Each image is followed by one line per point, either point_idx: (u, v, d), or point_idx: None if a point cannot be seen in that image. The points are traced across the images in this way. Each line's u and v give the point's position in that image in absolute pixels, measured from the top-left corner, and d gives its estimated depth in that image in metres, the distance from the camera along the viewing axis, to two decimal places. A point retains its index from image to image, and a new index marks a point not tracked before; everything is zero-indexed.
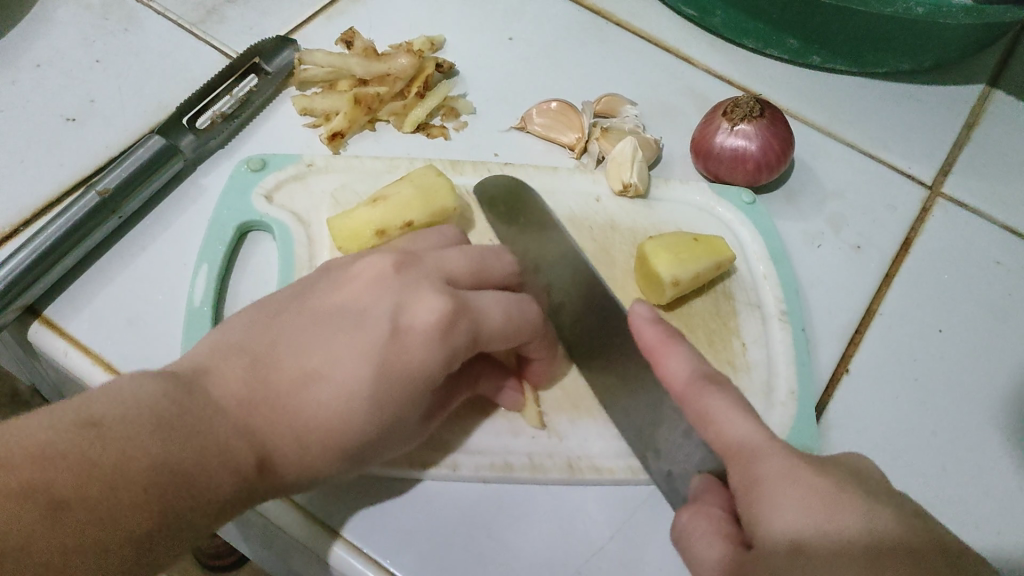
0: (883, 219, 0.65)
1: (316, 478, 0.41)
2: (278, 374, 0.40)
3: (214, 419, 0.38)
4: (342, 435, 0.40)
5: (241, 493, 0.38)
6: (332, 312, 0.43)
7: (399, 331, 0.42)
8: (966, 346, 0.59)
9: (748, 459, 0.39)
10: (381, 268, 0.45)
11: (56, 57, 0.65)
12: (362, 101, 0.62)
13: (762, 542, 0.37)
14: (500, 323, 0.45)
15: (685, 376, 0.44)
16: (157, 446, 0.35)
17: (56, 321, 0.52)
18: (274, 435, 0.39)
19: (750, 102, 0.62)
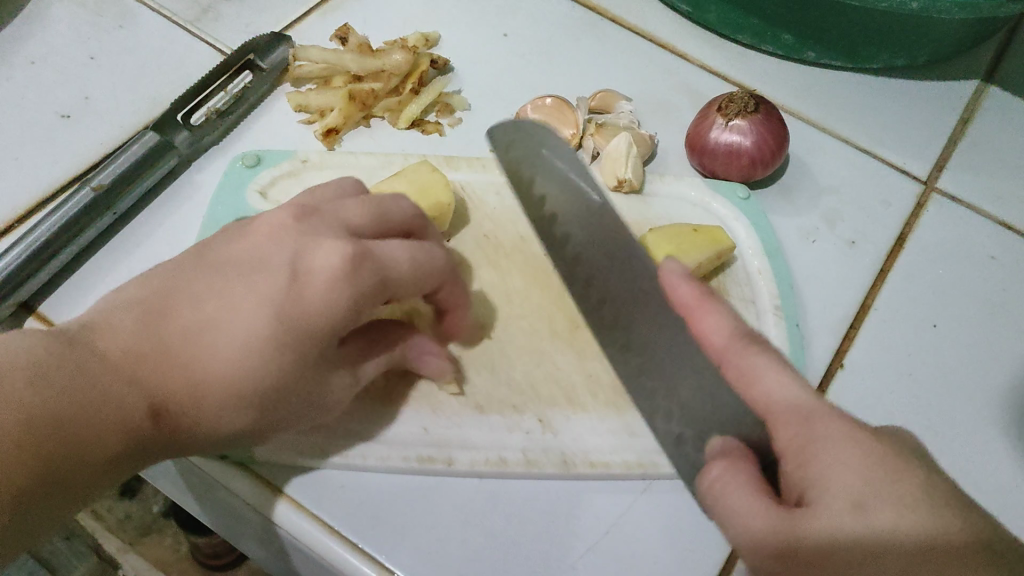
0: (878, 214, 0.65)
1: (219, 428, 0.40)
2: (175, 326, 0.40)
3: (99, 371, 0.37)
4: (241, 385, 0.40)
5: (135, 443, 0.38)
6: (229, 263, 0.43)
7: (298, 277, 0.41)
8: (961, 340, 0.59)
9: (807, 418, 0.36)
10: (280, 221, 0.44)
11: (51, 53, 0.65)
12: (356, 97, 0.62)
13: (821, 497, 0.33)
14: (406, 265, 0.43)
15: (726, 334, 0.40)
16: (39, 401, 0.35)
17: (50, 317, 0.52)
18: (165, 384, 0.39)
19: (744, 98, 0.62)
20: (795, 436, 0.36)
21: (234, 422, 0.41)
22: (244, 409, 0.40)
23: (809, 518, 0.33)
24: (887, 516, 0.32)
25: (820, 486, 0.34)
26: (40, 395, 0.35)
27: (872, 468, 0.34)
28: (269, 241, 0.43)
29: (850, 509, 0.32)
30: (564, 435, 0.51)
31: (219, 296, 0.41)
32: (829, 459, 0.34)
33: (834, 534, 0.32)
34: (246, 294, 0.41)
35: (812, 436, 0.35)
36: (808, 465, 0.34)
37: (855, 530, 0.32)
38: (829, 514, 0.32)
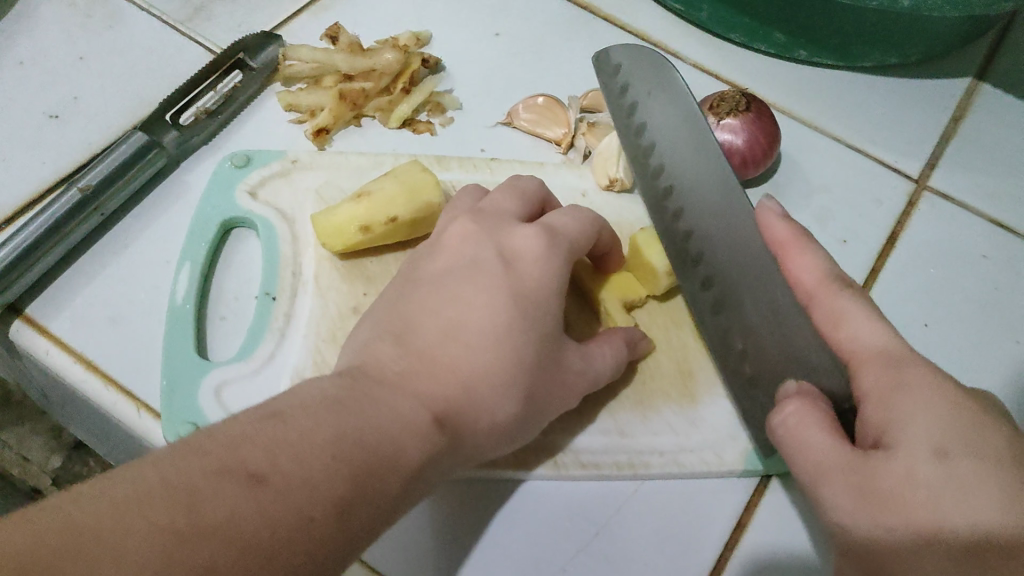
0: (870, 213, 0.65)
1: (496, 420, 0.43)
2: (424, 338, 0.44)
3: (314, 407, 0.38)
4: (505, 373, 0.43)
5: (440, 446, 0.41)
6: (441, 275, 0.47)
7: (511, 263, 0.47)
8: (953, 339, 0.59)
9: (897, 370, 0.42)
10: (465, 229, 0.49)
11: (39, 54, 0.64)
12: (346, 97, 0.62)
13: (909, 442, 0.39)
14: (578, 223, 0.49)
15: (815, 277, 0.47)
16: (337, 419, 0.38)
17: (38, 320, 0.52)
18: (401, 405, 0.40)
19: (736, 97, 0.62)
20: (885, 380, 0.41)
21: (511, 413, 0.43)
22: (513, 395, 0.43)
23: (890, 458, 0.39)
24: (966, 460, 0.38)
25: (904, 430, 0.39)
26: (277, 423, 0.37)
27: (959, 416, 0.40)
28: (456, 250, 0.48)
29: (935, 455, 0.38)
30: (554, 435, 0.50)
31: (436, 308, 0.45)
32: (921, 413, 0.40)
33: (911, 471, 0.38)
34: (479, 294, 0.45)
35: (908, 388, 0.41)
36: (889, 414, 0.40)
37: (938, 471, 0.38)
38: (911, 455, 0.38)
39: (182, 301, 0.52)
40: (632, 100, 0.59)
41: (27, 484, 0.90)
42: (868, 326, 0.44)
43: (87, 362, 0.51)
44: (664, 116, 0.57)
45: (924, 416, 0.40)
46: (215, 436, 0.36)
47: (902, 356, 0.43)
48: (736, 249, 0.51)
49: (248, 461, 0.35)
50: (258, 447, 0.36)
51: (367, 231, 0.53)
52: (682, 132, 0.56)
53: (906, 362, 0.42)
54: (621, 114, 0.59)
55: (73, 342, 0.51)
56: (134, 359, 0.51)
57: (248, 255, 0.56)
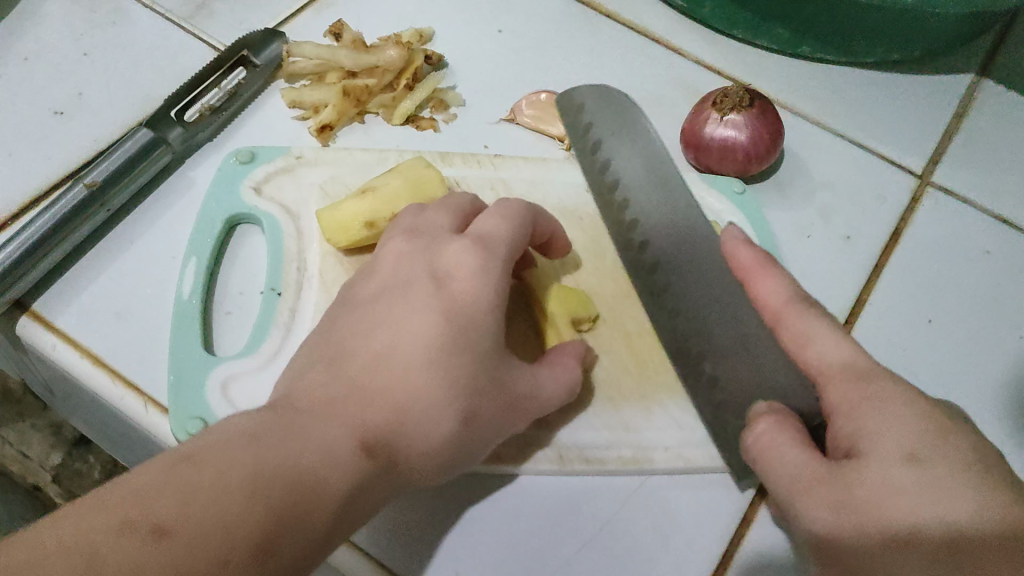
0: (873, 209, 0.65)
1: (430, 441, 0.42)
2: (351, 366, 0.43)
3: (229, 440, 0.37)
4: (442, 388, 0.42)
5: (365, 471, 0.39)
6: (371, 299, 0.47)
7: (440, 278, 0.46)
8: (956, 335, 0.59)
9: (860, 381, 0.42)
10: (399, 248, 0.48)
11: (43, 50, 0.65)
12: (350, 93, 0.62)
13: (879, 450, 0.39)
14: (510, 229, 0.48)
15: (781, 299, 0.47)
16: (250, 454, 0.37)
17: (44, 315, 0.52)
18: (325, 432, 0.39)
19: (740, 92, 0.62)
20: (851, 394, 0.41)
21: (447, 432, 0.42)
22: (448, 414, 0.42)
23: (862, 467, 0.38)
24: (937, 464, 0.38)
25: (874, 439, 0.39)
26: (189, 467, 0.36)
27: (926, 424, 0.40)
28: (392, 272, 0.47)
29: (908, 460, 0.38)
30: (559, 430, 0.50)
31: (363, 336, 0.44)
32: (891, 421, 0.40)
33: (887, 477, 0.38)
34: (409, 316, 0.44)
35: (877, 398, 0.41)
36: (860, 423, 0.40)
37: (913, 476, 0.38)
38: (883, 462, 0.38)
39: (188, 297, 0.52)
40: (594, 134, 0.58)
41: (27, 481, 0.91)
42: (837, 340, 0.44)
43: (94, 356, 0.51)
44: (625, 153, 0.57)
45: (896, 425, 0.40)
46: (127, 486, 0.35)
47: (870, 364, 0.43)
48: (700, 274, 0.52)
49: (159, 511, 0.34)
50: (176, 494, 0.34)
51: (372, 226, 0.53)
52: (644, 168, 0.56)
53: (875, 372, 0.42)
54: (584, 150, 0.59)
55: (79, 337, 0.51)
56: (141, 354, 0.51)
57: (253, 251, 0.57)
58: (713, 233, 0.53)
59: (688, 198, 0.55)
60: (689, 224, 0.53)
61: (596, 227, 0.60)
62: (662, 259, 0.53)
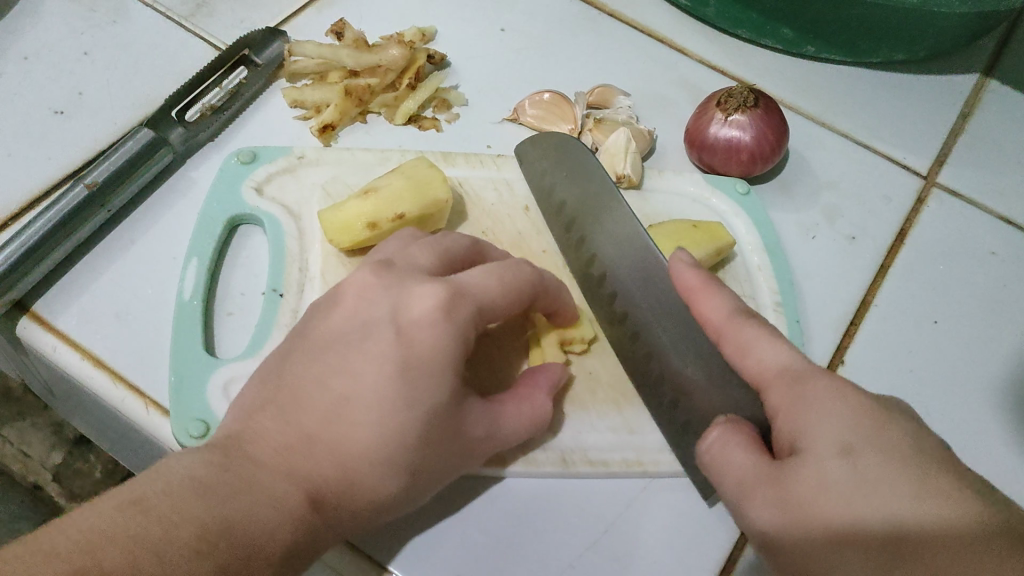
0: (878, 210, 0.65)
1: (383, 494, 0.41)
2: (304, 413, 0.41)
3: (173, 491, 0.37)
4: (393, 445, 0.40)
5: (315, 525, 0.39)
6: (335, 339, 0.44)
7: (403, 329, 0.42)
8: (962, 336, 0.59)
9: (795, 380, 0.41)
10: (365, 280, 0.45)
11: (44, 49, 0.64)
12: (352, 92, 0.62)
13: (814, 449, 0.38)
14: (498, 290, 0.45)
15: (723, 313, 0.45)
16: (200, 508, 0.37)
17: (44, 316, 0.52)
18: (268, 488, 0.39)
19: (744, 93, 0.61)
20: (788, 395, 0.40)
21: (399, 485, 0.41)
22: (403, 470, 0.41)
23: (799, 468, 0.38)
24: (874, 458, 0.37)
25: (811, 438, 0.38)
26: (139, 516, 0.36)
27: (865, 417, 0.39)
28: (358, 311, 0.44)
29: (840, 455, 0.37)
30: (563, 432, 0.50)
31: (319, 380, 0.42)
32: (825, 416, 0.39)
33: (822, 477, 0.37)
34: (363, 363, 0.42)
35: (812, 394, 0.40)
36: (798, 424, 0.39)
37: (848, 473, 0.37)
38: (818, 460, 0.37)
39: (189, 298, 0.51)
40: (548, 181, 0.59)
41: (27, 480, 0.90)
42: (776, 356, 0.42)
43: (94, 358, 0.50)
44: (577, 189, 0.57)
45: (830, 420, 0.39)
46: (75, 531, 0.35)
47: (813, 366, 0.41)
48: (656, 297, 0.51)
49: (110, 559, 0.34)
50: (122, 547, 0.34)
51: (374, 227, 0.53)
52: (595, 199, 0.56)
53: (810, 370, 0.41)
54: (544, 193, 0.59)
55: (79, 338, 0.51)
56: (143, 356, 0.51)
57: (255, 252, 0.56)
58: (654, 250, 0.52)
59: (631, 218, 0.54)
60: (637, 246, 0.53)
61: None
62: (618, 287, 0.53)
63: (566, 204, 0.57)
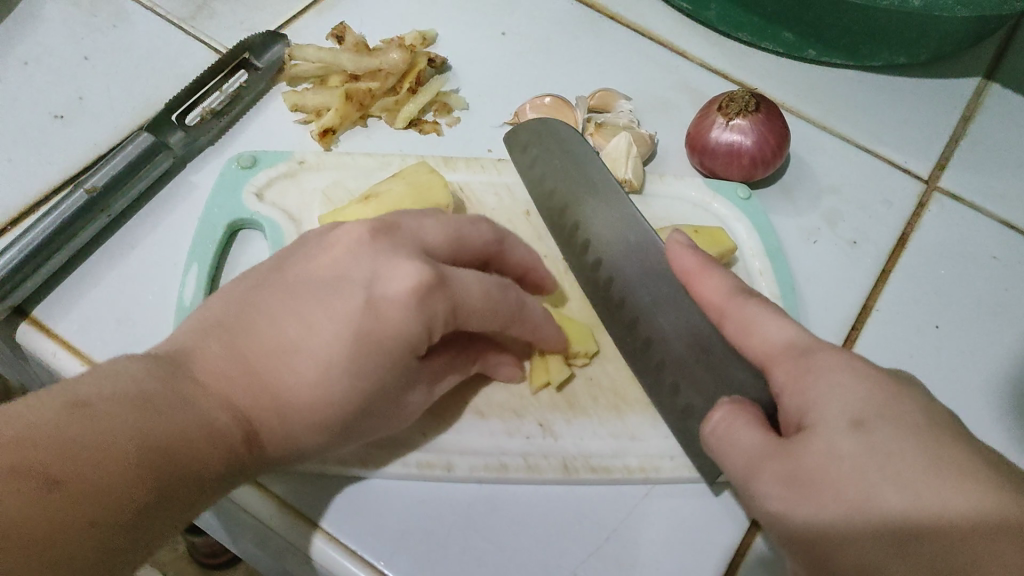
0: (880, 214, 0.65)
1: (303, 450, 0.41)
2: (252, 349, 0.40)
3: (115, 397, 0.35)
4: (330, 404, 0.40)
5: (239, 465, 0.39)
6: (303, 283, 0.43)
7: (374, 300, 0.41)
8: (964, 341, 0.59)
9: (801, 356, 0.42)
10: (356, 238, 0.44)
11: (43, 53, 0.64)
12: (353, 97, 0.61)
13: (825, 421, 0.38)
14: (480, 300, 0.44)
15: (724, 291, 0.47)
16: (141, 418, 0.35)
17: (44, 322, 0.51)
18: (202, 407, 0.38)
19: (746, 97, 0.61)
20: (793, 371, 0.41)
21: (322, 445, 0.42)
22: (331, 432, 0.41)
23: (809, 440, 0.38)
24: (886, 429, 0.37)
25: (821, 411, 0.39)
26: (84, 417, 0.34)
27: (875, 389, 0.39)
28: (338, 264, 0.43)
29: (852, 425, 0.38)
30: (564, 440, 0.50)
31: (274, 324, 0.41)
32: (836, 389, 0.39)
33: (834, 447, 0.37)
34: (325, 319, 0.41)
35: (820, 369, 0.40)
36: (807, 398, 0.40)
37: (858, 442, 0.37)
38: (829, 431, 0.38)
39: (189, 304, 0.51)
40: (547, 182, 0.58)
41: None
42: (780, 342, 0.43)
43: (94, 364, 0.50)
44: (577, 188, 0.57)
45: (840, 392, 0.39)
46: (17, 424, 0.33)
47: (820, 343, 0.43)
48: (661, 292, 0.51)
49: (47, 459, 0.32)
50: (60, 443, 0.33)
51: None
52: (595, 197, 0.56)
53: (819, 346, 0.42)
54: (543, 194, 0.58)
55: (79, 344, 0.51)
56: None
57: (255, 257, 0.56)
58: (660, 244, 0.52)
59: (634, 214, 0.54)
60: (642, 241, 0.53)
61: None
62: (623, 284, 0.53)
63: (566, 204, 0.57)
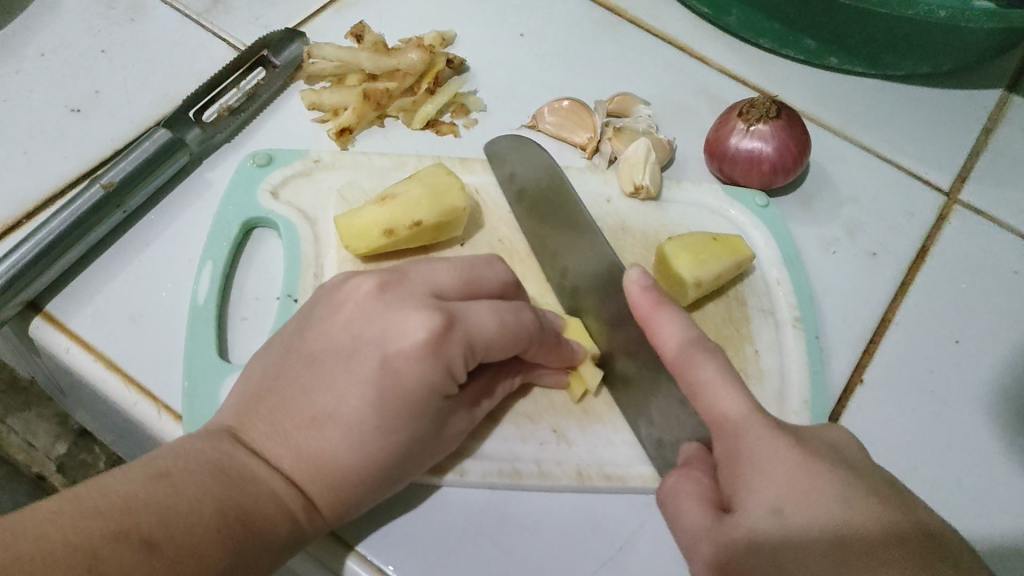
0: (900, 226, 0.64)
1: (361, 508, 0.42)
2: (289, 421, 0.41)
3: (185, 475, 0.38)
4: (377, 460, 0.41)
5: (302, 533, 0.40)
6: (323, 349, 0.43)
7: (388, 358, 0.41)
8: (985, 357, 0.58)
9: (732, 435, 0.43)
10: (364, 290, 0.44)
11: (61, 46, 0.64)
12: (370, 97, 0.61)
13: (746, 503, 0.40)
14: (496, 331, 0.43)
15: None
16: (215, 492, 0.37)
17: (57, 317, 0.51)
18: (252, 486, 0.39)
19: (766, 103, 0.61)
20: (727, 449, 0.43)
21: (377, 497, 0.43)
22: (382, 485, 0.42)
23: (735, 522, 0.40)
24: (800, 510, 0.39)
25: (745, 495, 0.41)
26: (168, 487, 0.37)
27: (800, 471, 0.41)
28: (352, 325, 0.43)
29: (769, 514, 0.39)
30: (578, 447, 0.50)
31: (305, 393, 0.42)
32: (761, 477, 0.41)
33: (752, 533, 0.39)
34: (348, 382, 0.41)
35: (747, 453, 0.42)
36: (738, 482, 0.41)
37: (774, 528, 0.39)
38: (751, 517, 0.40)
39: (203, 301, 0.51)
40: (513, 172, 0.59)
41: (32, 470, 0.89)
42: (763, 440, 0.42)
43: (107, 360, 0.50)
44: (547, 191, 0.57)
45: (763, 479, 0.41)
46: (109, 495, 0.36)
47: (761, 418, 0.43)
48: (620, 309, 0.52)
49: (147, 526, 0.35)
50: (150, 515, 0.35)
51: (390, 234, 0.52)
52: (555, 190, 0.57)
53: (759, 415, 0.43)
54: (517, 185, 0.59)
55: (93, 340, 0.50)
56: (155, 360, 0.50)
57: (269, 257, 0.56)
58: (607, 249, 0.53)
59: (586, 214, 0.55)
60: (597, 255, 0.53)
61: (617, 237, 0.59)
62: (578, 285, 0.54)
63: (530, 196, 0.58)
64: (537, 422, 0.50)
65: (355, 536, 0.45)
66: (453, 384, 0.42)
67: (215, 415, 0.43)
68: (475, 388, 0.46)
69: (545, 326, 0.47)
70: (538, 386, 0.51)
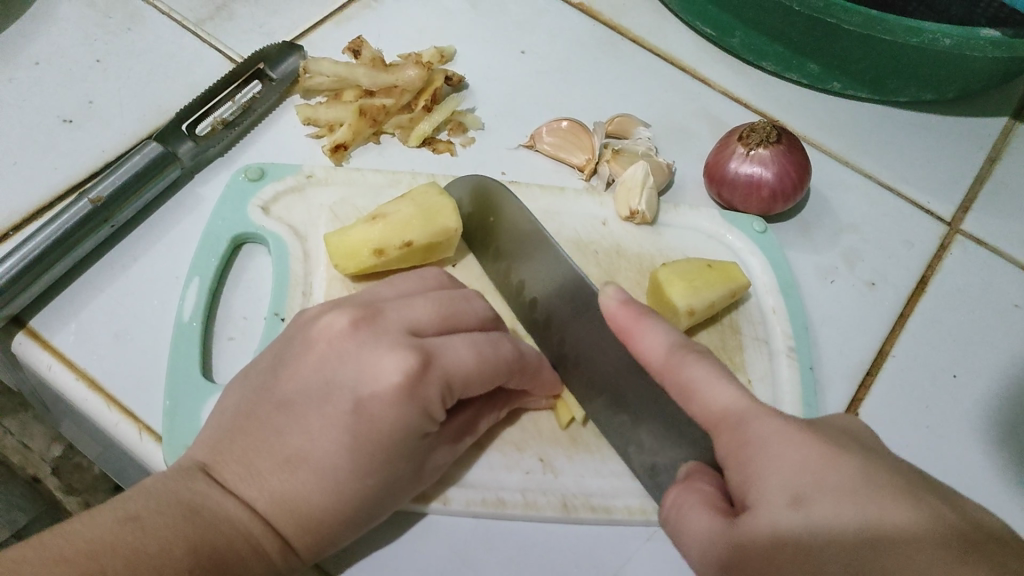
0: (900, 255, 0.63)
1: (338, 544, 0.41)
2: (262, 462, 0.40)
3: (155, 520, 0.37)
4: (350, 501, 0.40)
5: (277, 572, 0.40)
6: (301, 385, 0.42)
7: (363, 400, 0.40)
8: (983, 392, 0.57)
9: (739, 424, 0.40)
10: (342, 322, 0.43)
11: (57, 55, 0.63)
12: (366, 113, 0.60)
13: (765, 500, 0.38)
14: (474, 367, 0.42)
15: None
16: (187, 536, 0.37)
17: (41, 333, 0.50)
18: (219, 536, 0.38)
19: (767, 128, 0.60)
20: (733, 443, 0.40)
21: (354, 534, 0.42)
22: (359, 523, 0.42)
23: (751, 517, 0.38)
24: (825, 499, 0.37)
25: (763, 485, 0.38)
26: (137, 530, 0.36)
27: (815, 455, 0.38)
28: (325, 362, 0.42)
29: (789, 503, 0.37)
30: (564, 476, 0.49)
31: (278, 433, 0.41)
32: (776, 458, 0.38)
33: (773, 525, 0.37)
34: (322, 424, 0.41)
35: (758, 444, 0.39)
36: (750, 471, 0.39)
37: (800, 519, 0.36)
38: (769, 508, 0.37)
39: (188, 319, 0.50)
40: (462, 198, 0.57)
41: (27, 472, 0.89)
42: (790, 444, 0.39)
43: (89, 378, 0.49)
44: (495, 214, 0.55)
45: (778, 462, 0.38)
46: (77, 542, 0.35)
47: (764, 434, 0.39)
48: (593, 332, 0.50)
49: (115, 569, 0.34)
50: (117, 559, 0.35)
51: (380, 254, 0.51)
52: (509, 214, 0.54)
53: (760, 413, 0.40)
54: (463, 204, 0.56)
55: (76, 357, 0.50)
56: (138, 380, 0.49)
57: (257, 273, 0.55)
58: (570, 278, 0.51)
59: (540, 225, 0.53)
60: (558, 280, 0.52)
61: (612, 260, 0.58)
62: (551, 309, 0.52)
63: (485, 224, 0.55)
64: (524, 451, 0.49)
65: (338, 566, 0.44)
66: (432, 421, 0.42)
67: (194, 444, 0.43)
68: (458, 422, 0.45)
69: (526, 359, 0.46)
70: (524, 412, 0.50)
